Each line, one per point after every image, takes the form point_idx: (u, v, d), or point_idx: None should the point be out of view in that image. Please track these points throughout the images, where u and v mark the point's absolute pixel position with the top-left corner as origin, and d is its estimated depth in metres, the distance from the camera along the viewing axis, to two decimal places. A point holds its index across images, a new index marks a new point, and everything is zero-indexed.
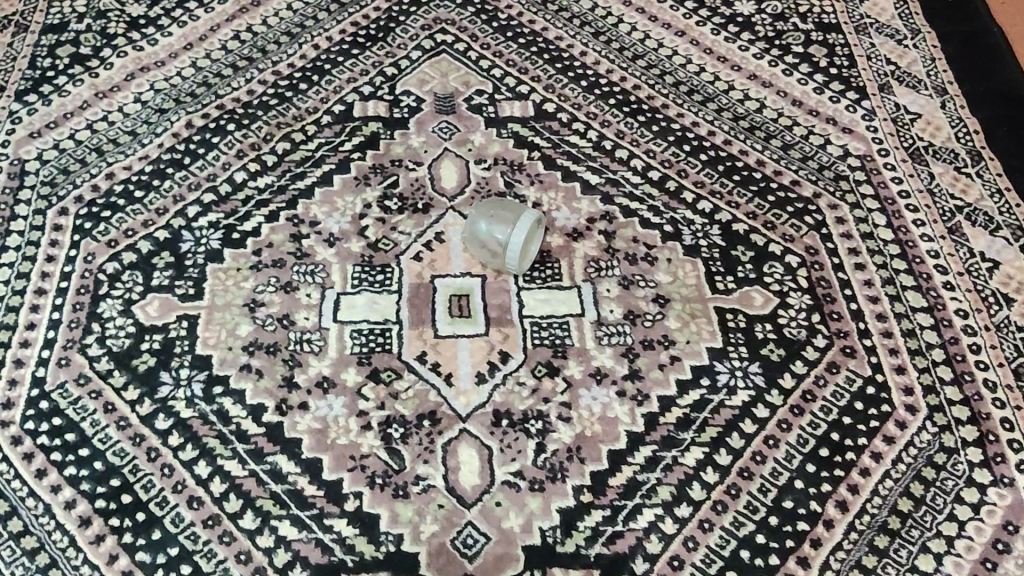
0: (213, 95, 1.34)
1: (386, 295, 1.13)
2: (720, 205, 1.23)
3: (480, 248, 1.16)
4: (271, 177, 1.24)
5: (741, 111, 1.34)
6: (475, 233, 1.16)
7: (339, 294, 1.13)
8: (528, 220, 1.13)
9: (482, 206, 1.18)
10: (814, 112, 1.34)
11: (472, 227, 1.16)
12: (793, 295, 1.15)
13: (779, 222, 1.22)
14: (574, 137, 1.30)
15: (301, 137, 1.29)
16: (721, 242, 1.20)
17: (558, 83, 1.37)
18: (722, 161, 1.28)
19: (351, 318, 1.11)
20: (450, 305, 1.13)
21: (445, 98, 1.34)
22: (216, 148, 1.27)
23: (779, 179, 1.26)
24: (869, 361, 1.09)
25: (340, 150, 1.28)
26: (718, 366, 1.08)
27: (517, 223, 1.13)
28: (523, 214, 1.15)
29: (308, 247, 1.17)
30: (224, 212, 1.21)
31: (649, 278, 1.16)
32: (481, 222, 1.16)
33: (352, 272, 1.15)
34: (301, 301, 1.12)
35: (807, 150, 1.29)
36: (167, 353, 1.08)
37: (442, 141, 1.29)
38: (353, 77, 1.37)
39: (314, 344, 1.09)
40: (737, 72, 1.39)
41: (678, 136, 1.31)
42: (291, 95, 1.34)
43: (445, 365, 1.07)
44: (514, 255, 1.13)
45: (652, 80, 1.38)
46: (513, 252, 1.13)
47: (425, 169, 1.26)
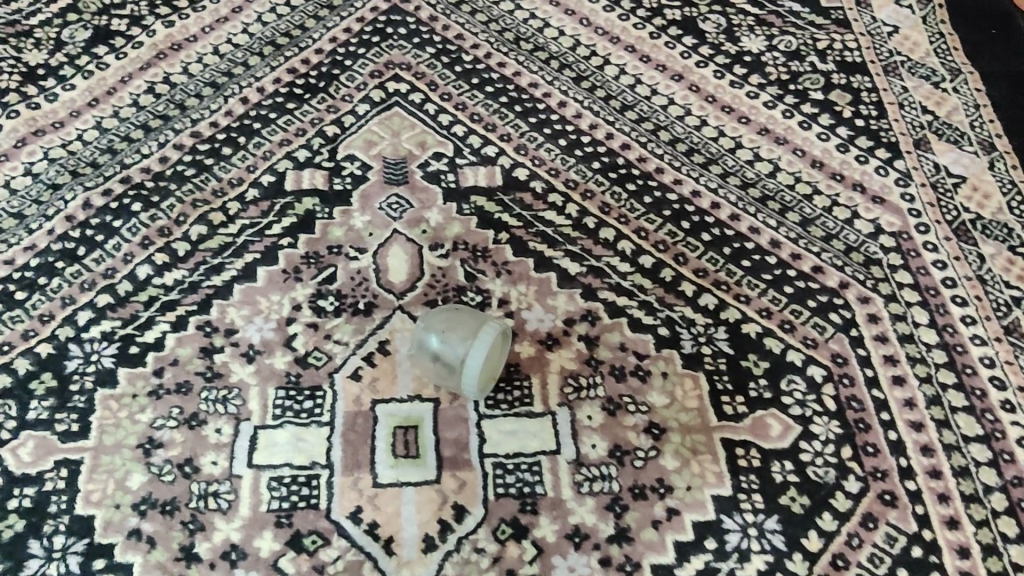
0: (118, 165, 1.12)
1: (315, 428, 0.92)
2: (727, 299, 1.01)
3: (431, 366, 0.93)
4: (182, 271, 1.03)
5: (751, 176, 1.12)
6: (424, 347, 0.93)
7: (257, 429, 0.92)
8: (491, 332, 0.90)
9: (435, 313, 0.95)
10: (837, 176, 1.13)
11: (421, 338, 0.93)
12: (818, 422, 0.93)
13: (799, 321, 1.00)
14: (550, 213, 1.08)
15: (220, 218, 1.07)
16: (729, 349, 0.97)
17: (532, 142, 1.15)
18: (728, 242, 1.06)
19: (271, 462, 0.90)
20: (393, 443, 0.91)
21: (395, 164, 1.13)
22: (117, 235, 1.06)
23: (798, 264, 1.04)
24: (914, 512, 0.88)
25: (267, 234, 1.06)
26: (726, 521, 0.87)
27: (477, 337, 0.90)
28: (485, 324, 0.92)
29: (220, 365, 0.96)
30: (122, 318, 0.99)
31: (640, 398, 0.94)
32: (431, 335, 0.93)
33: (273, 398, 0.94)
34: (209, 439, 0.91)
35: (830, 227, 1.08)
36: (39, 513, 0.87)
37: (390, 220, 1.07)
38: (287, 139, 1.15)
39: (221, 499, 0.87)
40: (746, 125, 1.17)
41: (676, 210, 1.08)
42: (212, 163, 1.12)
43: (385, 526, 0.86)
44: (472, 378, 0.90)
45: (644, 136, 1.16)
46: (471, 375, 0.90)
47: (370, 256, 1.04)
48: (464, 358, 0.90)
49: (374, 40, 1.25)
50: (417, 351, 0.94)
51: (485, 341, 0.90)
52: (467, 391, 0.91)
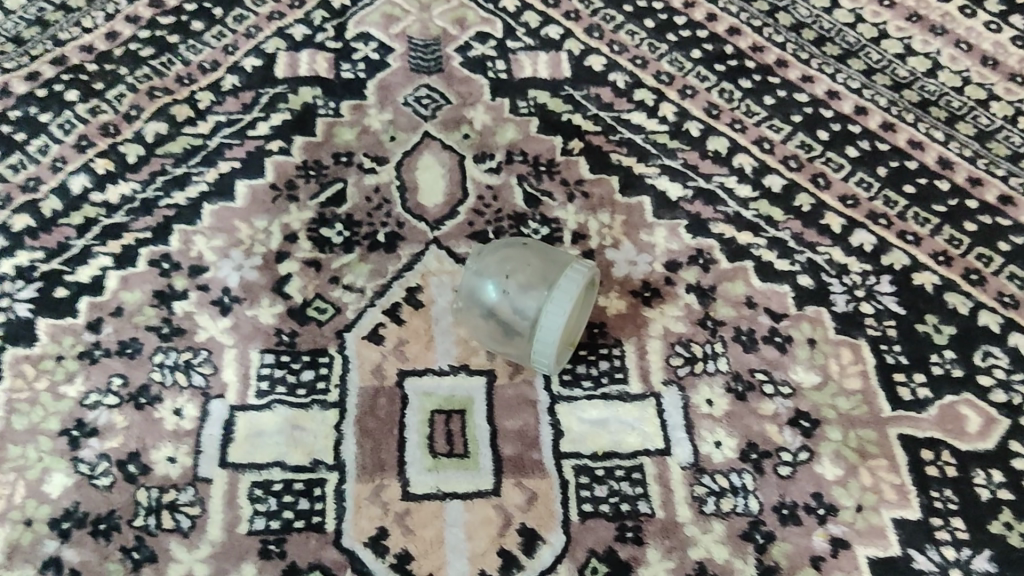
0: (49, 41, 0.82)
1: (317, 411, 0.64)
2: (888, 238, 0.73)
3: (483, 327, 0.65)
4: (132, 185, 0.74)
5: (903, 75, 0.84)
6: (475, 298, 0.65)
7: (235, 410, 0.64)
8: (576, 277, 0.62)
9: (491, 251, 0.67)
10: (1018, 78, 0.84)
11: (470, 285, 0.65)
12: None
13: (990, 270, 0.72)
14: (637, 115, 0.79)
15: (186, 113, 0.78)
16: (898, 308, 0.70)
17: (608, 21, 0.85)
18: (882, 161, 0.78)
19: (254, 460, 0.62)
20: (431, 435, 0.63)
21: (425, 48, 0.83)
22: (44, 133, 0.76)
23: (979, 193, 0.76)
24: None
25: (250, 137, 0.77)
26: (916, 560, 0.60)
27: (556, 284, 0.62)
28: (566, 266, 0.64)
29: (182, 317, 0.68)
30: (46, 248, 0.70)
31: (780, 376, 0.66)
32: (486, 282, 0.65)
33: (257, 366, 0.66)
34: (164, 425, 0.63)
35: (1017, 143, 0.80)
36: None
37: (419, 120, 0.78)
38: (279, 11, 0.85)
39: (181, 515, 0.60)
40: (890, 9, 0.88)
41: (808, 115, 0.80)
42: (177, 42, 0.83)
43: (420, 561, 0.59)
44: (549, 344, 0.62)
45: (758, 18, 0.86)
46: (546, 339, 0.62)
47: (391, 169, 0.75)
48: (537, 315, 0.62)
49: None
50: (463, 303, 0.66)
51: (570, 290, 0.62)
52: (539, 362, 0.63)
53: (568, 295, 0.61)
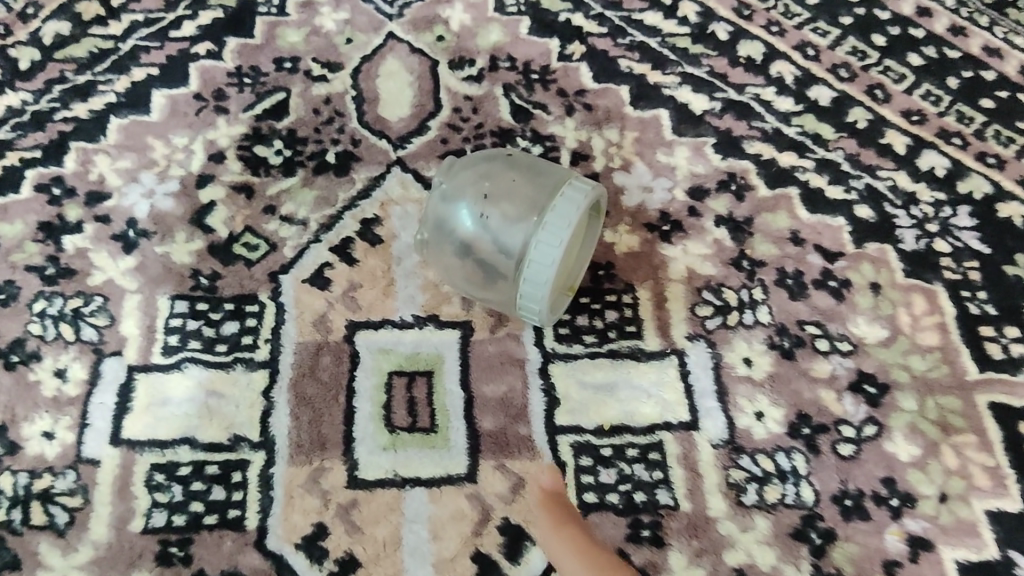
0: None
1: (240, 374, 0.49)
2: (965, 160, 0.59)
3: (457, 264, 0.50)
4: (22, 95, 0.59)
5: None
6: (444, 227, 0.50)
7: (134, 371, 0.49)
8: (576, 199, 0.47)
9: (461, 165, 0.51)
10: None
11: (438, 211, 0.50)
12: None
13: None
14: (652, 14, 0.64)
15: (95, 12, 0.63)
16: (981, 245, 0.56)
17: None
18: (953, 70, 0.63)
19: (155, 436, 0.48)
20: (388, 404, 0.49)
21: None
22: None
23: None
24: None
25: (173, 38, 0.62)
26: (1019, 565, 0.46)
27: (548, 207, 0.47)
28: (561, 185, 0.48)
29: (74, 255, 0.53)
30: None
31: (837, 329, 0.52)
32: (459, 207, 0.49)
33: (166, 316, 0.51)
34: (41, 391, 0.49)
35: None
36: None
37: (382, 19, 0.64)
38: None
39: (56, 508, 0.46)
40: None
41: (860, 15, 0.65)
42: None
43: (369, 568, 0.45)
44: (540, 288, 0.47)
45: None
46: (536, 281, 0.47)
47: (346, 77, 0.61)
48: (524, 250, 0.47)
49: None
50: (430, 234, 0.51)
51: (567, 216, 0.47)
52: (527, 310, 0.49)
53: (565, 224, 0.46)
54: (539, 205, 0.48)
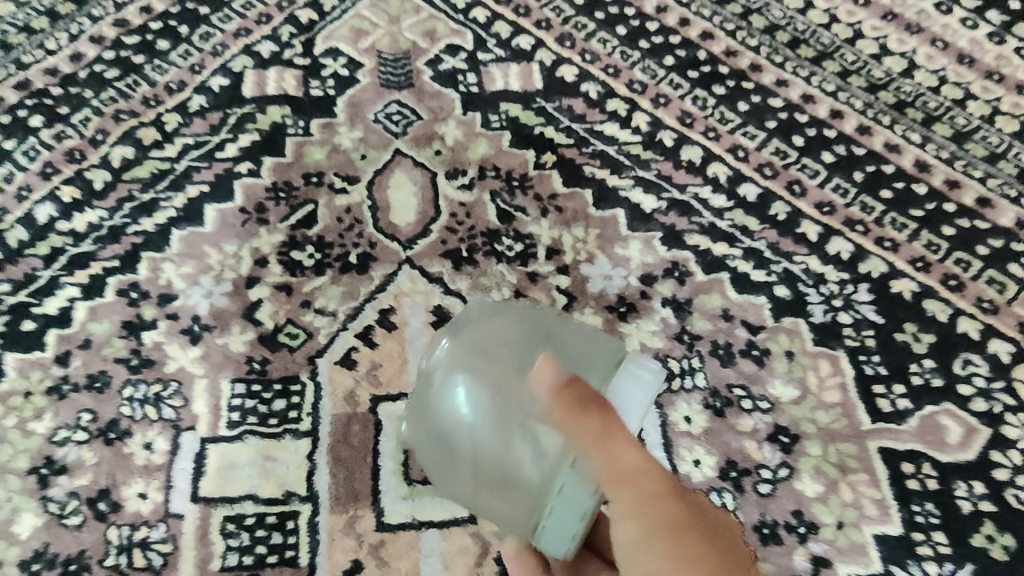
0: (11, 65, 0.81)
1: (289, 441, 0.63)
2: (865, 244, 0.72)
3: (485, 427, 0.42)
4: (98, 212, 0.73)
5: (879, 75, 0.83)
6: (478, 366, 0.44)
7: (206, 442, 0.63)
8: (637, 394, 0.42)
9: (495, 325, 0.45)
10: (995, 75, 0.83)
11: (472, 334, 0.46)
12: (1011, 422, 0.65)
13: (968, 276, 0.71)
14: (610, 126, 0.79)
15: (153, 136, 0.77)
16: (877, 317, 0.69)
17: (579, 29, 0.85)
18: (858, 165, 0.77)
19: (225, 494, 0.61)
20: (405, 462, 0.63)
21: (395, 62, 0.83)
22: (8, 161, 0.75)
23: (957, 196, 0.75)
24: None
25: (218, 158, 0.76)
26: None
27: (580, 343, 0.46)
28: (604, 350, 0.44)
29: (151, 347, 0.67)
30: (12, 281, 0.69)
31: (758, 390, 0.66)
32: (490, 335, 0.45)
33: (228, 396, 0.65)
34: (134, 461, 0.62)
35: (994, 144, 0.79)
36: None
37: (390, 137, 0.78)
38: (246, 27, 0.84)
39: (153, 553, 0.59)
40: (865, 9, 0.87)
41: (782, 120, 0.79)
42: (143, 62, 0.82)
43: None
44: (522, 490, 0.41)
45: (731, 22, 0.85)
46: (531, 482, 0.41)
47: (363, 188, 0.75)
48: (561, 445, 0.40)
49: None
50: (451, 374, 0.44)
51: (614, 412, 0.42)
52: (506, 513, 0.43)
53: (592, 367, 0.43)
54: (568, 339, 0.46)
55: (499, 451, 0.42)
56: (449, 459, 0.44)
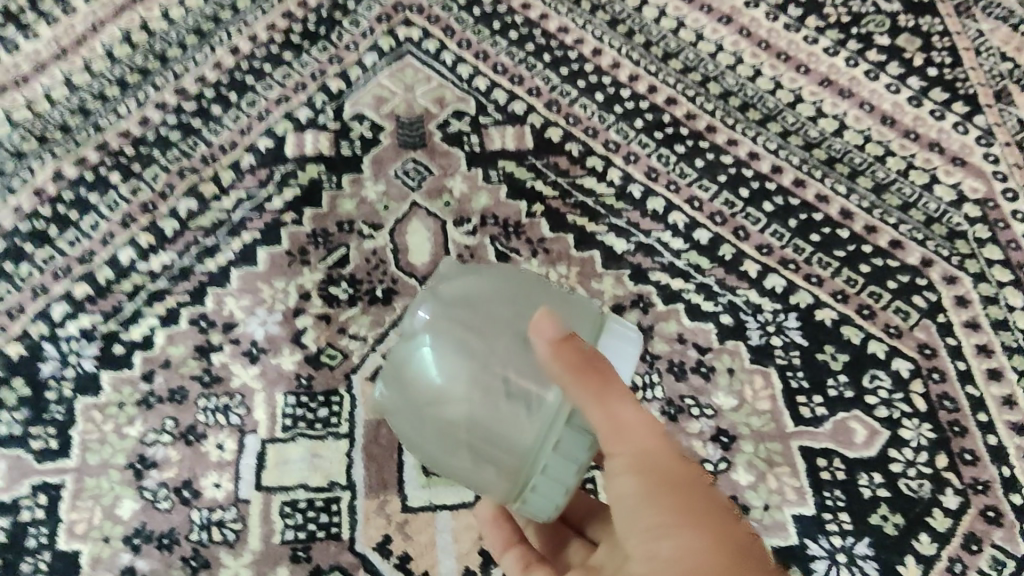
0: (92, 129, 0.98)
1: (332, 441, 0.80)
2: (796, 280, 0.89)
3: (467, 382, 0.54)
4: (170, 255, 0.89)
5: (814, 135, 0.99)
6: (463, 326, 0.56)
7: (266, 443, 0.80)
8: (626, 349, 0.56)
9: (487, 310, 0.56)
10: (912, 133, 1.00)
11: (455, 292, 0.58)
12: (907, 425, 0.81)
13: (879, 306, 0.87)
14: (589, 180, 0.95)
15: (212, 190, 0.94)
16: (802, 340, 0.85)
17: (564, 96, 1.01)
18: (793, 213, 0.93)
19: (282, 483, 0.78)
20: None
21: (411, 125, 0.99)
22: (94, 212, 0.92)
23: (874, 239, 0.91)
24: (1021, 531, 0.77)
25: (266, 209, 0.92)
26: (810, 547, 0.77)
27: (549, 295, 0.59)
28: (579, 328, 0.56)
29: (219, 367, 0.83)
30: (104, 312, 0.86)
31: (705, 400, 0.82)
32: (472, 290, 0.57)
33: (282, 406, 0.81)
34: (209, 457, 0.79)
35: (907, 194, 0.95)
36: (17, 548, 0.75)
37: (407, 191, 0.94)
38: (285, 96, 1.01)
39: (227, 530, 0.76)
40: (805, 75, 1.04)
41: (732, 175, 0.95)
42: (200, 125, 0.98)
43: (418, 561, 0.76)
44: (513, 458, 0.53)
45: (692, 89, 1.02)
46: (526, 452, 0.53)
47: (386, 234, 0.91)
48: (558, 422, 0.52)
49: None
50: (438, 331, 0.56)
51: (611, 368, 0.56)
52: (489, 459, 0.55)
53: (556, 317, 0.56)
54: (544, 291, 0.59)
55: (484, 410, 0.53)
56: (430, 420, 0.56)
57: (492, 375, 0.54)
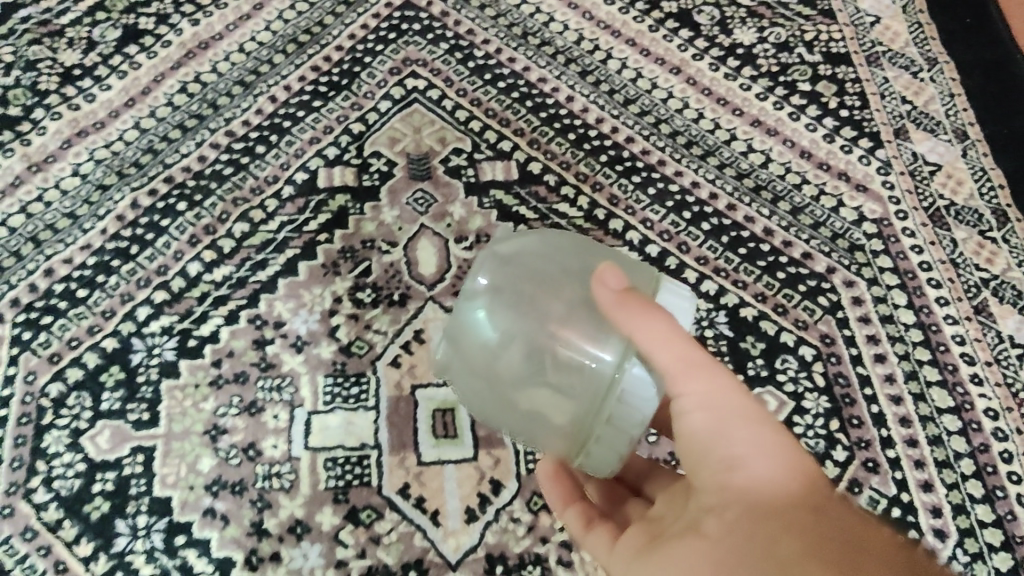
0: (160, 165, 1.20)
1: (362, 412, 1.03)
2: (725, 285, 1.12)
3: (523, 351, 0.66)
4: (229, 267, 1.12)
5: (745, 167, 1.22)
6: (522, 288, 0.68)
7: (311, 414, 1.03)
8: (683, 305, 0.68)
9: (538, 284, 0.68)
10: (825, 165, 1.23)
11: (510, 269, 0.69)
12: (809, 397, 1.05)
13: (790, 305, 1.11)
14: (563, 205, 1.19)
15: (260, 216, 1.16)
16: (729, 331, 1.09)
17: (543, 136, 1.24)
18: (726, 231, 1.16)
19: (325, 444, 1.01)
20: (433, 424, 1.02)
21: (419, 161, 1.22)
22: (166, 233, 1.14)
23: (789, 252, 1.15)
24: (894, 477, 1.01)
25: (304, 230, 1.15)
26: None
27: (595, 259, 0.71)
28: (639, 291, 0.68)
29: (272, 355, 1.06)
30: (179, 314, 1.08)
31: None
32: (526, 270, 0.69)
33: (323, 385, 1.05)
34: (268, 425, 1.02)
35: (818, 215, 1.19)
36: (122, 495, 0.98)
37: (417, 215, 1.18)
38: (316, 137, 1.23)
39: (284, 479, 0.99)
40: (739, 117, 1.27)
41: (678, 201, 1.19)
42: (248, 162, 1.21)
43: (430, 501, 0.98)
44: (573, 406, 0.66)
45: (647, 130, 1.25)
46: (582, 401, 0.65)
47: (400, 250, 1.14)
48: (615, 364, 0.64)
49: (390, 37, 1.32)
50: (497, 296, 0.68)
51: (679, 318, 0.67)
52: (550, 406, 0.67)
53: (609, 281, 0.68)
54: (586, 254, 0.72)
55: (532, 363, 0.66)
56: (486, 374, 0.67)
57: (553, 335, 0.65)
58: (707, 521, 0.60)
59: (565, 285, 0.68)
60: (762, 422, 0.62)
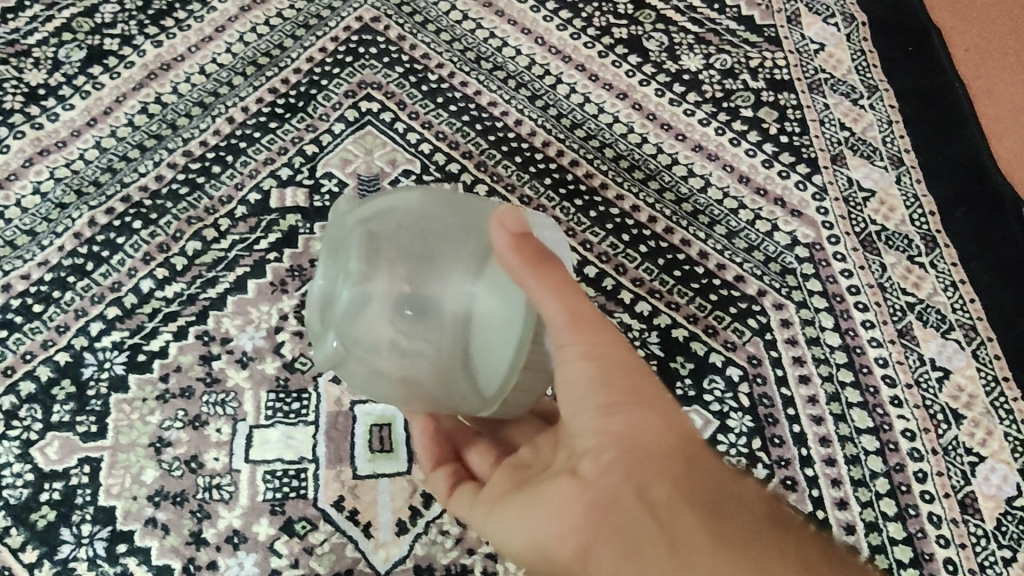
0: (118, 184, 1.24)
1: (302, 427, 1.08)
2: (659, 306, 1.16)
3: (390, 308, 0.70)
4: (180, 284, 1.16)
5: (684, 191, 1.27)
6: (392, 248, 0.71)
7: (253, 428, 1.07)
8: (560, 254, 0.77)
9: (408, 244, 0.71)
10: (762, 190, 1.27)
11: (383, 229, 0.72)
12: (733, 416, 1.09)
13: (721, 326, 1.15)
14: None
15: (213, 234, 1.20)
16: (660, 351, 1.13)
17: (490, 159, 1.29)
18: (662, 254, 1.20)
19: (265, 457, 1.06)
20: (370, 439, 1.08)
21: (369, 182, 1.27)
22: (121, 250, 1.18)
23: (722, 274, 1.19)
24: (810, 495, 1.05)
25: (255, 249, 1.19)
26: None
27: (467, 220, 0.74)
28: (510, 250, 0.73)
29: (218, 371, 1.10)
30: (130, 329, 1.12)
31: None
32: (398, 230, 0.72)
33: (265, 400, 1.09)
34: (210, 438, 1.07)
35: (752, 239, 1.23)
36: (68, 504, 1.02)
37: None
38: (270, 158, 1.27)
39: (224, 490, 1.03)
40: (682, 142, 1.31)
41: (617, 223, 1.23)
42: (204, 182, 1.25)
43: (363, 513, 1.03)
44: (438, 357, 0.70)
45: (592, 153, 1.30)
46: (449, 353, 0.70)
47: None
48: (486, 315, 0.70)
49: (347, 60, 1.36)
50: (370, 247, 0.70)
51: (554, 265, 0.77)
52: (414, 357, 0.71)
53: (475, 243, 0.72)
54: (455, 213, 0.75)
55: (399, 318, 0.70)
56: (350, 326, 0.71)
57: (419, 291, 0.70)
58: (583, 462, 0.70)
59: (437, 245, 0.71)
60: (636, 369, 0.69)
